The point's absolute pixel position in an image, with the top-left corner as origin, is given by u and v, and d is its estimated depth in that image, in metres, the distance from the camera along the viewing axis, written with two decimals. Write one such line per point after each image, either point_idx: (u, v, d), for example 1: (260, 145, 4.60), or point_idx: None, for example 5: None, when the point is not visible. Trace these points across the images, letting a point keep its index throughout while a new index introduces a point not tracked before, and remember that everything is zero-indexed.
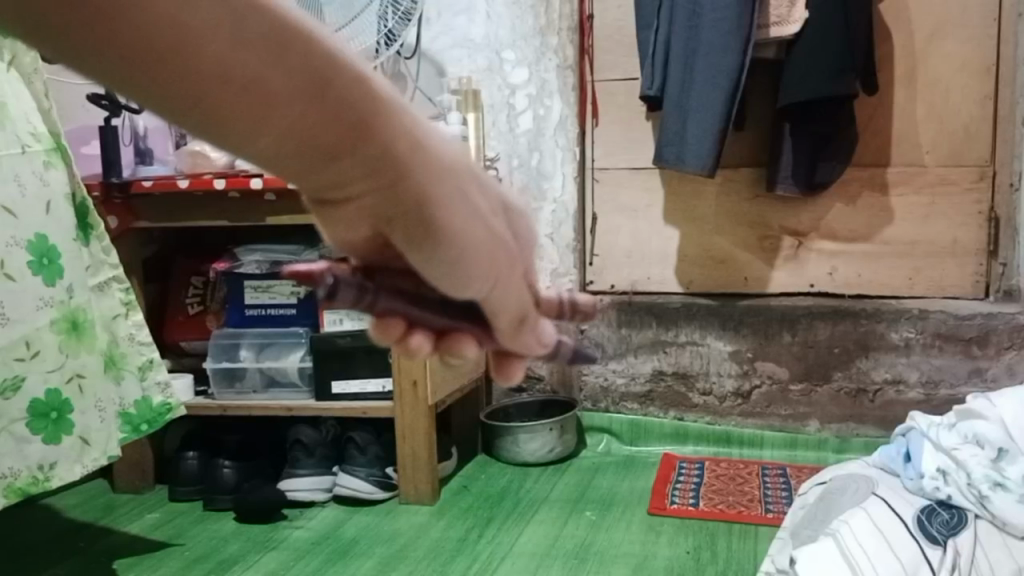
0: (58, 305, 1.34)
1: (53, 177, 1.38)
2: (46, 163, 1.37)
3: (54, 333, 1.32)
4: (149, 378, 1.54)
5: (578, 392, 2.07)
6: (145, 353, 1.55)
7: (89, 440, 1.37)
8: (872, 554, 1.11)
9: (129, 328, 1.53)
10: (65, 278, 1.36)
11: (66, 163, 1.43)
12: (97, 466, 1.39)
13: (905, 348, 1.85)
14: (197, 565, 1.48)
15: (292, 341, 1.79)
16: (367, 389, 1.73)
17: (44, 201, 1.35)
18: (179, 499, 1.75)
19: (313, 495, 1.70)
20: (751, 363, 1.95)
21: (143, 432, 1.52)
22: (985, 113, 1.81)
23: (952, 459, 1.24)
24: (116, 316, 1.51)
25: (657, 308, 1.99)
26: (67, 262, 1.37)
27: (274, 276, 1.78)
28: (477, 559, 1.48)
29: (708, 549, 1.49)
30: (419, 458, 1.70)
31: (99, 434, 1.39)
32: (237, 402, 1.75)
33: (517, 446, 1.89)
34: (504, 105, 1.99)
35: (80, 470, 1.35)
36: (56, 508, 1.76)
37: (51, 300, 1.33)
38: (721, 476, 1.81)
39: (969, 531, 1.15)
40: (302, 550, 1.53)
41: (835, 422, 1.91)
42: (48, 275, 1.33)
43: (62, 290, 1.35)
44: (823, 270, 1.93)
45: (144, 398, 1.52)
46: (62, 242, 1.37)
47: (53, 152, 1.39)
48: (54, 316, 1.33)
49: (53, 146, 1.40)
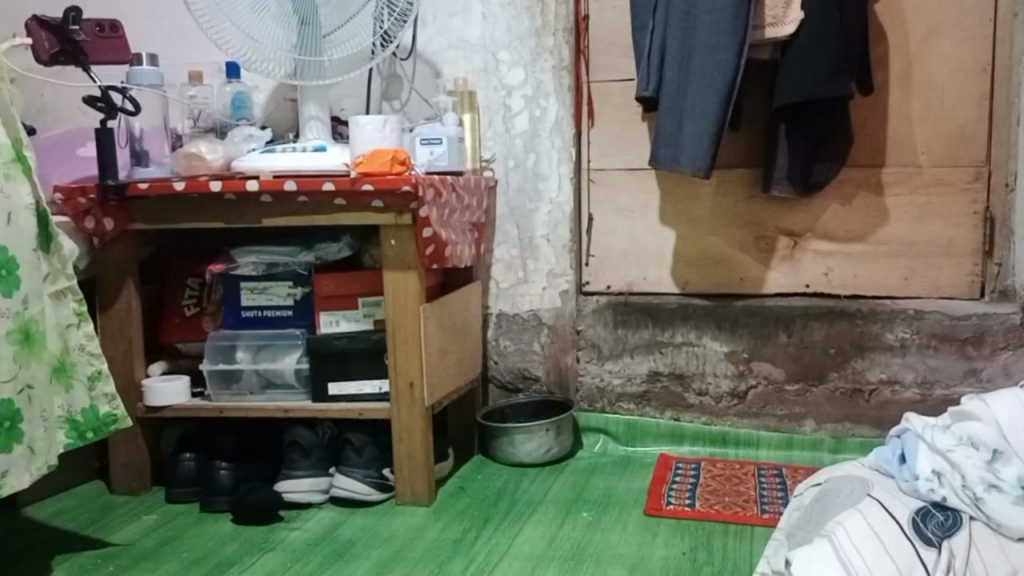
0: (13, 316, 1.33)
1: (13, 190, 1.36)
2: (7, 176, 1.35)
3: (8, 344, 1.32)
4: (99, 388, 1.51)
5: (574, 392, 2.06)
6: (96, 363, 1.51)
7: (35, 448, 1.37)
8: (867, 555, 1.11)
9: (82, 338, 1.49)
10: (21, 289, 1.35)
11: (28, 174, 1.40)
12: (42, 474, 1.39)
13: (900, 348, 1.87)
14: (196, 566, 1.48)
15: (287, 342, 1.79)
16: (363, 390, 1.74)
17: (4, 213, 1.34)
18: (176, 500, 1.75)
19: (310, 497, 1.71)
20: (747, 364, 1.95)
21: (87, 439, 1.50)
22: (981, 114, 1.82)
23: (948, 461, 1.24)
24: (69, 325, 1.47)
25: (652, 309, 1.99)
26: (25, 274, 1.36)
27: (270, 278, 1.79)
28: (475, 560, 1.49)
29: (705, 550, 1.50)
30: (416, 459, 1.70)
31: (41, 443, 1.39)
32: (234, 404, 1.75)
33: (514, 448, 1.90)
34: (500, 106, 1.99)
35: (28, 479, 1.35)
36: (53, 509, 1.75)
37: (5, 311, 1.32)
38: (717, 475, 1.81)
39: (964, 532, 1.15)
40: (299, 552, 1.53)
41: (831, 423, 1.92)
42: (5, 287, 1.32)
43: (18, 302, 1.34)
44: (818, 270, 1.93)
45: (90, 406, 1.50)
46: (22, 253, 1.36)
47: (12, 165, 1.37)
48: (10, 326, 1.33)
49: (15, 158, 1.38)
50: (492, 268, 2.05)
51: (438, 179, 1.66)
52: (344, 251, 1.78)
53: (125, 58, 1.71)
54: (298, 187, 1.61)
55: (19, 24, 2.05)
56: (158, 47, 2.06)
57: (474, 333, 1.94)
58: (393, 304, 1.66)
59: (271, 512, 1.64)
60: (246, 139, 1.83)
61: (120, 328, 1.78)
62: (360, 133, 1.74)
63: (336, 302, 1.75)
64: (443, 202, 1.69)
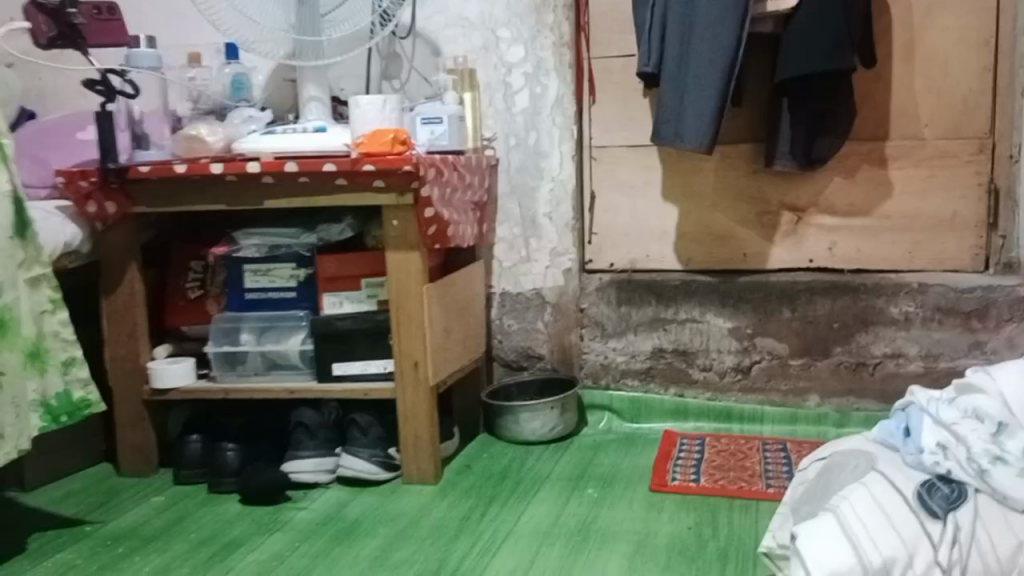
0: None
1: None
2: None
3: None
4: (72, 373, 1.49)
5: (579, 370, 2.07)
6: (71, 349, 1.49)
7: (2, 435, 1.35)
8: (872, 530, 1.11)
9: (58, 324, 1.48)
10: None
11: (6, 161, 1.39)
12: (8, 460, 1.37)
13: (905, 321, 1.87)
14: (203, 547, 1.49)
15: (291, 324, 1.80)
16: (368, 369, 1.74)
17: None
18: (183, 482, 1.76)
19: (316, 478, 1.71)
20: (751, 340, 1.96)
21: (61, 423, 1.48)
22: (985, 86, 1.81)
23: (953, 434, 1.23)
24: (44, 311, 1.45)
25: (656, 286, 1.99)
26: None
27: (273, 259, 1.79)
28: (481, 537, 1.50)
29: (710, 525, 1.51)
30: (422, 438, 1.71)
31: (9, 429, 1.36)
32: (239, 385, 1.76)
33: (518, 426, 1.90)
34: (500, 84, 1.98)
35: None
36: (60, 493, 1.75)
37: None
38: (721, 451, 1.82)
39: (970, 505, 1.14)
40: (306, 531, 1.54)
41: (835, 397, 1.93)
42: None
43: None
44: (822, 245, 1.92)
45: (64, 391, 1.48)
46: None
47: None
48: None
49: None
50: (495, 247, 2.04)
51: (440, 159, 1.66)
52: (348, 231, 1.77)
53: (123, 42, 1.72)
54: (299, 167, 1.60)
55: (17, 8, 2.05)
56: (156, 29, 2.05)
57: (478, 312, 1.95)
58: (396, 272, 1.66)
59: (276, 492, 1.65)
60: (246, 121, 1.83)
61: (123, 312, 1.78)
62: (360, 113, 1.73)
63: (339, 283, 1.75)
64: (445, 181, 1.69)
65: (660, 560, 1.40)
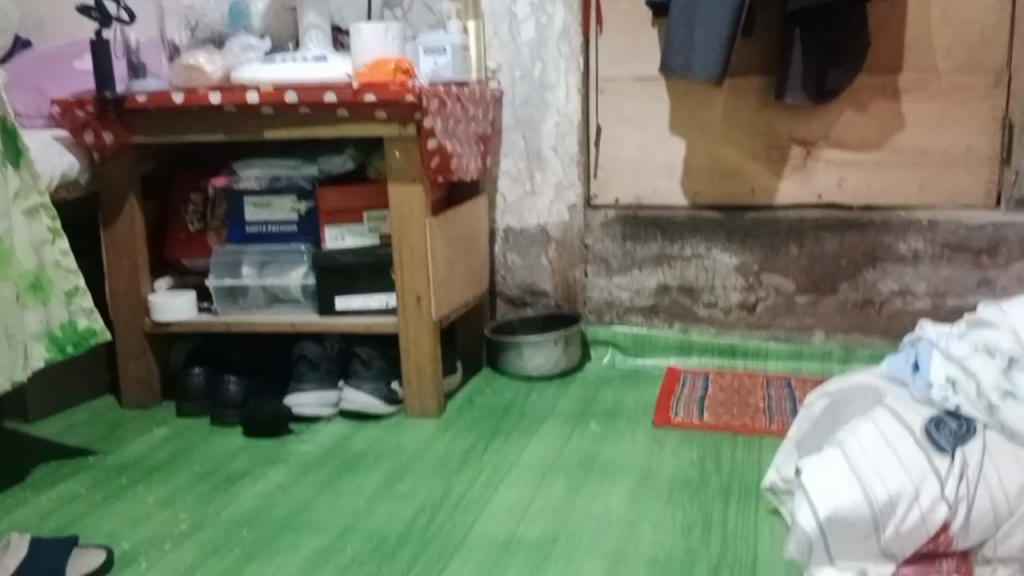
0: None
1: None
2: None
3: None
4: (76, 303, 1.47)
5: (582, 306, 2.05)
6: (74, 278, 1.47)
7: None
8: (878, 466, 1.04)
9: (59, 253, 1.46)
10: None
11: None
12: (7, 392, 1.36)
13: (913, 259, 1.85)
14: (207, 478, 1.49)
15: (293, 257, 1.78)
16: (370, 304, 1.72)
17: None
18: (187, 413, 1.76)
19: (319, 411, 1.71)
20: (757, 277, 1.94)
21: (69, 353, 1.47)
22: (1002, 17, 1.76)
23: (963, 369, 1.19)
24: (44, 241, 1.43)
25: (662, 222, 1.96)
26: None
27: (274, 192, 1.77)
28: (484, 470, 1.50)
29: (713, 459, 1.50)
30: (424, 372, 1.70)
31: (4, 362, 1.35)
32: (241, 318, 1.75)
33: (522, 363, 1.90)
34: (505, 14, 1.93)
35: None
36: (64, 425, 1.75)
37: None
38: (726, 387, 1.81)
39: (979, 441, 1.08)
40: (310, 463, 1.54)
41: (841, 333, 1.92)
42: None
43: None
44: (831, 180, 1.88)
45: (68, 321, 1.46)
46: None
47: None
48: None
49: None
50: (499, 181, 2.01)
51: (442, 90, 1.62)
52: (348, 164, 1.75)
53: None
54: (299, 98, 1.57)
55: None
56: None
57: (481, 247, 1.93)
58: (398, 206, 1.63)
59: (279, 424, 1.65)
60: (245, 50, 1.78)
61: (124, 244, 1.76)
62: (361, 42, 1.68)
63: (342, 217, 1.73)
64: (448, 112, 1.65)
65: (663, 494, 1.40)
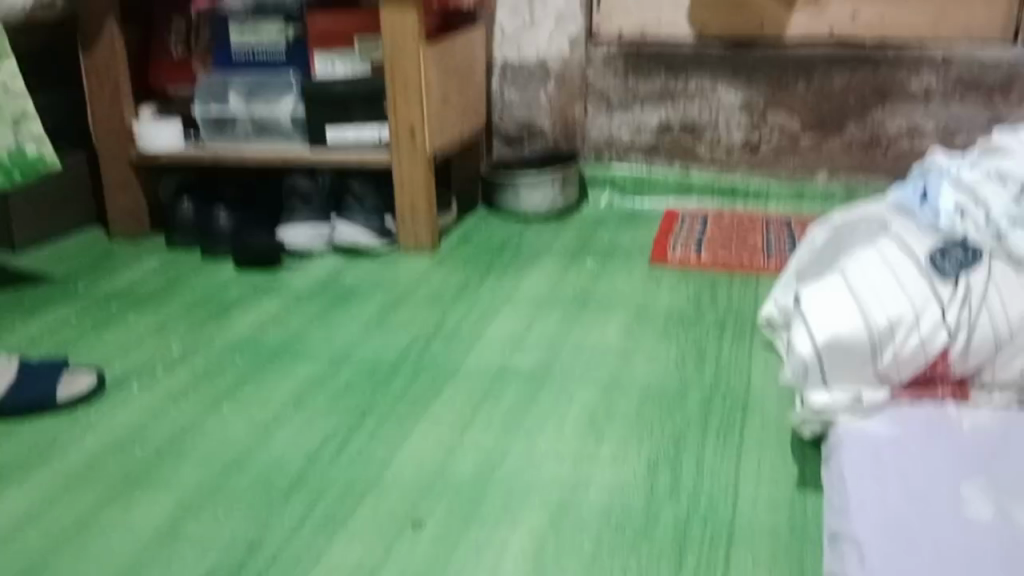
0: None
1: None
2: None
3: None
4: (24, 129, 1.42)
5: (581, 145, 1.99)
6: (18, 102, 1.41)
7: None
8: (878, 290, 1.01)
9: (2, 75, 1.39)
10: None
11: None
12: None
13: (924, 97, 1.79)
14: (199, 308, 1.48)
15: (281, 84, 1.70)
16: (363, 136, 1.67)
17: None
18: (177, 245, 1.74)
19: (310, 246, 1.68)
20: (762, 115, 1.88)
21: (14, 181, 1.42)
22: None
23: (973, 198, 1.15)
24: None
25: (666, 56, 1.89)
26: None
27: (261, 16, 1.68)
28: (477, 304, 1.49)
29: (709, 296, 1.49)
30: (419, 207, 1.66)
31: None
32: (229, 150, 1.70)
33: (518, 200, 1.86)
34: None
35: None
36: (53, 254, 1.73)
37: None
38: (724, 227, 1.79)
39: (985, 265, 1.03)
40: (303, 295, 1.53)
41: (844, 174, 1.87)
42: None
43: None
44: (844, 13, 1.81)
45: (14, 147, 1.41)
46: None
47: None
48: None
49: None
50: (497, 11, 1.92)
51: None
52: None
53: None
54: None
55: None
56: None
57: (478, 80, 1.86)
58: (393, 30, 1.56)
59: (270, 257, 1.64)
60: None
61: (105, 69, 1.69)
62: None
63: (332, 43, 1.65)
64: None
65: (658, 327, 1.40)
